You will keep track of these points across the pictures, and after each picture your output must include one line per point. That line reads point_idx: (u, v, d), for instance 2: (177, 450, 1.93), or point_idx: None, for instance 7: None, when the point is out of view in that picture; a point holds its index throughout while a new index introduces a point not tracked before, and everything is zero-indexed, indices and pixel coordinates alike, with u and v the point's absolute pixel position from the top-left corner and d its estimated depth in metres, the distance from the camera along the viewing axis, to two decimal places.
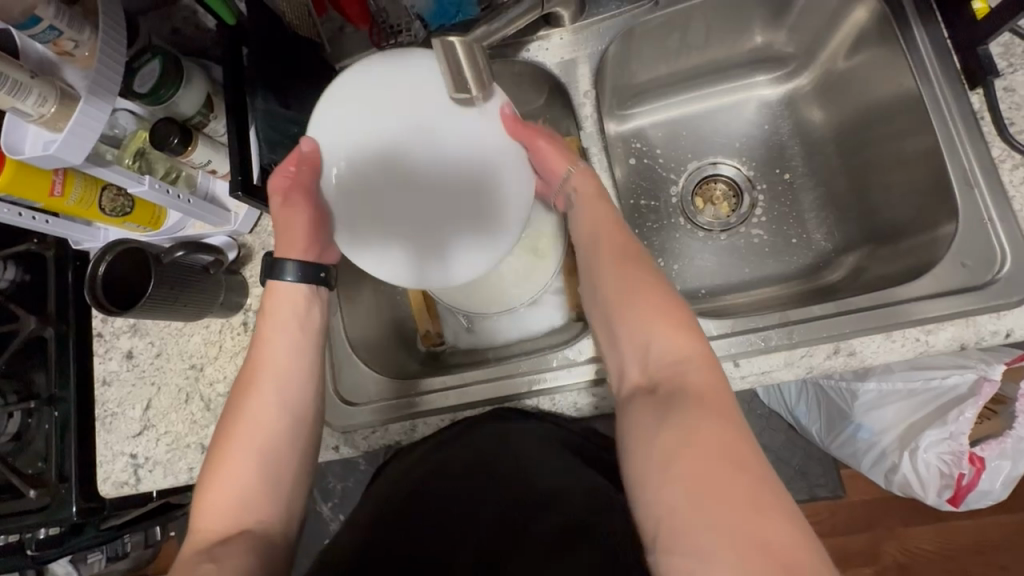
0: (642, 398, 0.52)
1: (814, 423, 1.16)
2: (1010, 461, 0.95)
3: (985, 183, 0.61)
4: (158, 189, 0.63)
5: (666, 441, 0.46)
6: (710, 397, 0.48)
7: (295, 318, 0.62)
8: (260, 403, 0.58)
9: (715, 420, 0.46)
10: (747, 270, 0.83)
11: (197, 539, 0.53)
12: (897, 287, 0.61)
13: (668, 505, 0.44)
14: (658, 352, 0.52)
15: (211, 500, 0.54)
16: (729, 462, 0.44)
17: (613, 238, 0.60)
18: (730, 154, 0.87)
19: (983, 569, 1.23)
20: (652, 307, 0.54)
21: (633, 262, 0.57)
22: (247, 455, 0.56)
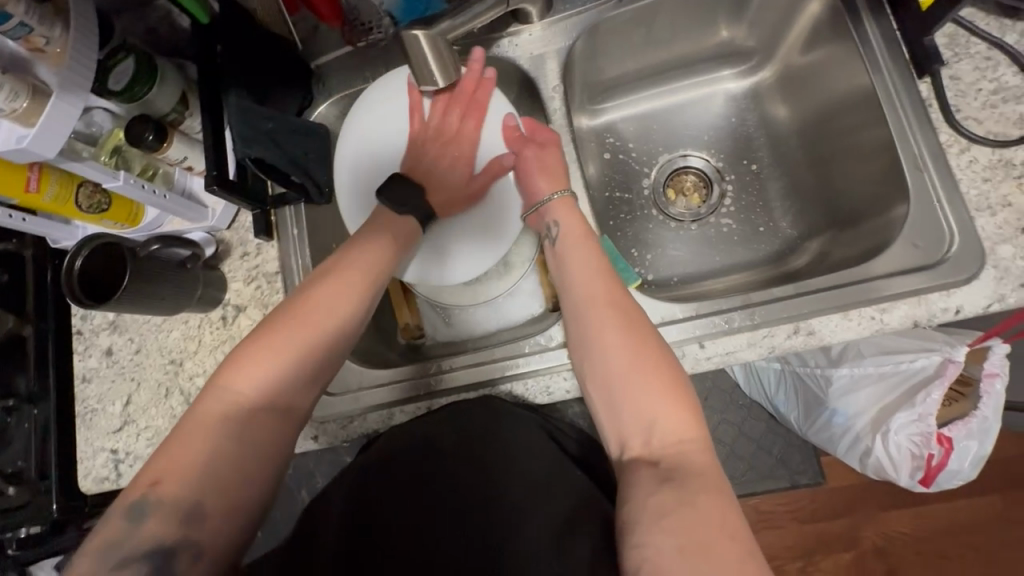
0: (644, 469, 0.53)
1: (793, 411, 1.18)
2: (977, 441, 0.98)
3: (934, 167, 0.63)
4: (133, 184, 0.64)
5: (663, 502, 0.49)
6: (707, 476, 0.51)
7: (375, 253, 0.66)
8: (330, 312, 0.60)
9: (714, 493, 0.49)
10: (718, 259, 0.85)
11: (223, 401, 0.55)
12: (874, 262, 0.63)
13: (659, 554, 0.46)
14: (661, 430, 0.54)
15: (248, 371, 0.56)
16: (723, 532, 0.47)
17: (618, 305, 0.61)
18: (699, 147, 0.90)
19: (960, 551, 1.26)
20: (654, 381, 0.56)
21: (640, 333, 0.59)
22: (301, 349, 0.58)
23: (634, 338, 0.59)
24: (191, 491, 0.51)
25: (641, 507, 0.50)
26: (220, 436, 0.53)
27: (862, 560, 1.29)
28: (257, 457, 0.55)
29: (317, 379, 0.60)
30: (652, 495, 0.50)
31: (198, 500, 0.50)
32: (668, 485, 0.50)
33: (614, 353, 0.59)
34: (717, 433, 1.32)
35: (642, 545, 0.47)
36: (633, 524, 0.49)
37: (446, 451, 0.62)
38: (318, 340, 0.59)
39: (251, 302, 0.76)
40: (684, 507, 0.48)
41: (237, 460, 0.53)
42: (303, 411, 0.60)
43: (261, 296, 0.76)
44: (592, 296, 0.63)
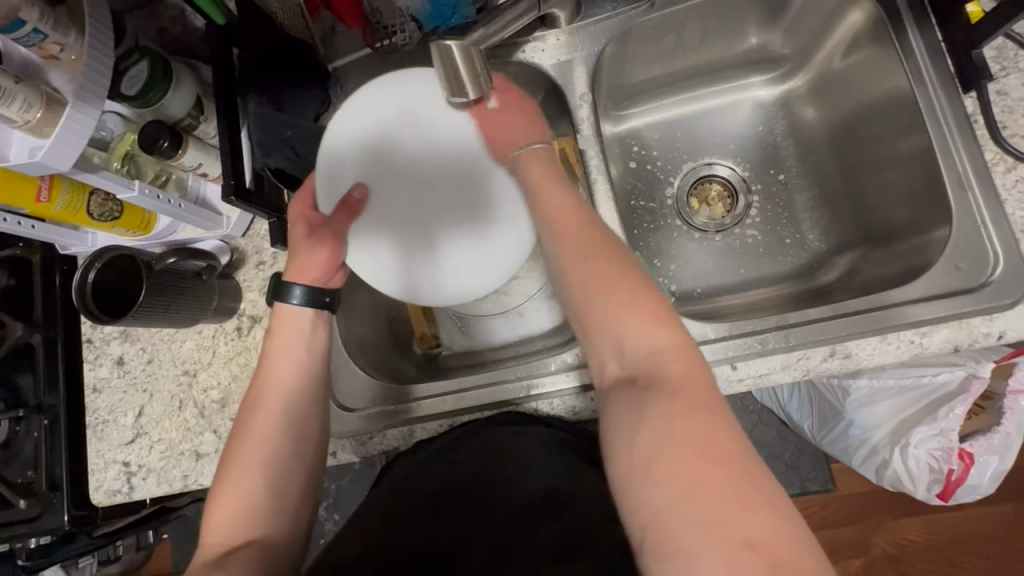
0: (622, 392, 0.48)
1: (806, 420, 1.17)
2: (997, 457, 0.97)
3: (979, 186, 0.61)
4: (148, 195, 0.62)
5: (646, 445, 0.43)
6: (688, 388, 0.45)
7: (299, 341, 0.62)
8: (270, 422, 0.59)
9: (695, 416, 0.43)
10: (743, 271, 0.83)
11: (203, 555, 0.53)
12: (891, 290, 0.61)
13: (653, 503, 0.41)
14: (633, 349, 0.49)
15: (213, 519, 0.55)
16: (709, 457, 0.41)
17: (584, 227, 0.55)
18: (725, 156, 0.88)
19: (972, 561, 1.24)
20: (627, 301, 0.50)
21: (598, 247, 0.53)
22: (251, 468, 0.56)
23: (600, 261, 0.52)
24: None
25: (623, 459, 0.44)
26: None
27: (871, 567, 1.28)
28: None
29: (285, 493, 0.57)
30: (633, 436, 0.44)
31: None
32: (646, 418, 0.44)
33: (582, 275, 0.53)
34: None
35: (637, 506, 0.42)
36: (620, 481, 0.44)
37: (463, 467, 0.62)
38: (266, 450, 0.58)
39: (267, 313, 0.74)
40: (666, 437, 0.42)
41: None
42: (292, 524, 0.57)
43: None
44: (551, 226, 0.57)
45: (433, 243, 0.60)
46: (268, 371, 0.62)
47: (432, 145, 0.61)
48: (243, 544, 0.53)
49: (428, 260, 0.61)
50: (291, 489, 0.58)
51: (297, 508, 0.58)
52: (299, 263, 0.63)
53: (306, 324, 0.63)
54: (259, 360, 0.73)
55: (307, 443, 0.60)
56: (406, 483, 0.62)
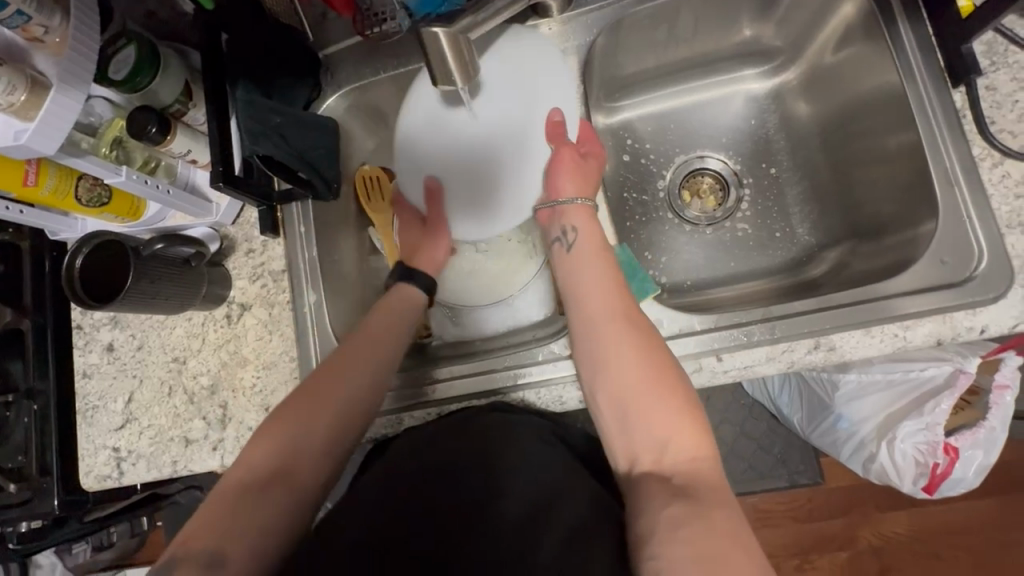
0: (656, 484, 0.50)
1: (796, 413, 1.17)
2: (982, 452, 0.98)
3: (965, 181, 0.62)
4: (136, 180, 0.62)
5: (673, 515, 0.46)
6: (721, 490, 0.48)
7: (396, 319, 0.67)
8: (353, 379, 0.61)
9: (728, 508, 0.46)
10: (732, 264, 0.83)
11: (235, 476, 0.55)
12: (879, 283, 0.62)
13: (672, 562, 0.43)
14: (673, 448, 0.51)
15: (263, 443, 0.56)
16: (735, 542, 0.44)
17: (631, 319, 0.58)
18: (717, 149, 0.88)
19: (957, 554, 1.26)
20: (670, 398, 0.53)
21: (649, 348, 0.56)
22: (323, 412, 0.59)
23: (646, 354, 0.56)
24: (210, 551, 0.50)
25: (653, 519, 0.47)
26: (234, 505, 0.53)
27: (857, 559, 1.29)
28: (267, 536, 0.52)
29: (336, 445, 0.59)
30: (663, 507, 0.47)
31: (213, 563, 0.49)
32: (680, 498, 0.47)
33: (630, 367, 0.55)
34: (718, 433, 1.31)
35: (656, 558, 0.44)
36: (648, 535, 0.46)
37: (465, 468, 0.58)
38: (340, 401, 0.60)
39: (256, 301, 0.74)
40: (697, 519, 0.45)
41: (252, 526, 0.52)
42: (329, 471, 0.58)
43: (267, 294, 0.74)
44: (598, 313, 0.59)
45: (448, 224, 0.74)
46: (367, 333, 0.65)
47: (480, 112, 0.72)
48: (278, 480, 0.55)
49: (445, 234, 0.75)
50: (342, 447, 0.59)
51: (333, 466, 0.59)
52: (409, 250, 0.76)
53: (409, 308, 0.69)
54: (249, 347, 0.73)
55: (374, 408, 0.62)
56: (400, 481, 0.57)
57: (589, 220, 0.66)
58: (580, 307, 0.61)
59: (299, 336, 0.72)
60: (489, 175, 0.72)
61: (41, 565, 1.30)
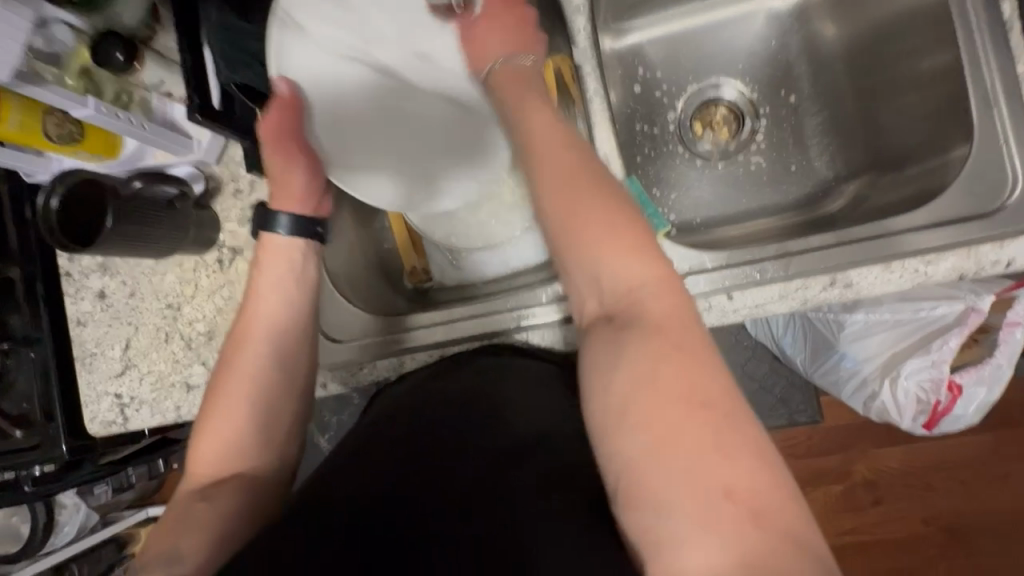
0: (602, 329, 0.45)
1: (800, 353, 1.14)
2: (985, 389, 0.98)
3: (1007, 103, 0.57)
4: (106, 113, 0.57)
5: (625, 395, 0.41)
6: (670, 329, 0.43)
7: (286, 274, 0.59)
8: (261, 366, 0.55)
9: (676, 351, 0.41)
10: (744, 200, 0.79)
11: (190, 481, 0.52)
12: (887, 218, 0.59)
13: (631, 464, 0.39)
14: (610, 280, 0.45)
15: (198, 448, 0.53)
16: (687, 403, 0.39)
17: (558, 155, 0.48)
18: (732, 75, 0.82)
19: (947, 486, 1.29)
20: (600, 227, 0.45)
21: (578, 171, 0.48)
22: (245, 401, 0.54)
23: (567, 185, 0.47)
24: (169, 546, 0.49)
25: (603, 408, 0.42)
26: (188, 515, 0.50)
27: (850, 493, 1.33)
28: (233, 520, 0.50)
29: (274, 422, 0.55)
30: (611, 383, 0.42)
31: (176, 555, 0.48)
32: (624, 361, 0.42)
33: (548, 192, 0.47)
34: None
35: (613, 454, 0.41)
36: (602, 431, 0.42)
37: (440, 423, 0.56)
38: (256, 382, 0.55)
39: (248, 245, 0.71)
40: (646, 388, 0.40)
41: (209, 520, 0.50)
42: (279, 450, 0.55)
43: None
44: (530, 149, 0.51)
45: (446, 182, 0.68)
46: (256, 305, 0.58)
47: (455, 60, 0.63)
48: (229, 473, 0.52)
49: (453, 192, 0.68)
50: (280, 423, 0.55)
51: (285, 440, 0.56)
52: (280, 192, 0.62)
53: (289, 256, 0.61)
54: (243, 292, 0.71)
55: (295, 372, 0.57)
56: (376, 433, 0.57)
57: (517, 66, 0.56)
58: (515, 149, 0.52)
59: None
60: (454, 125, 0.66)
61: (64, 505, 1.33)
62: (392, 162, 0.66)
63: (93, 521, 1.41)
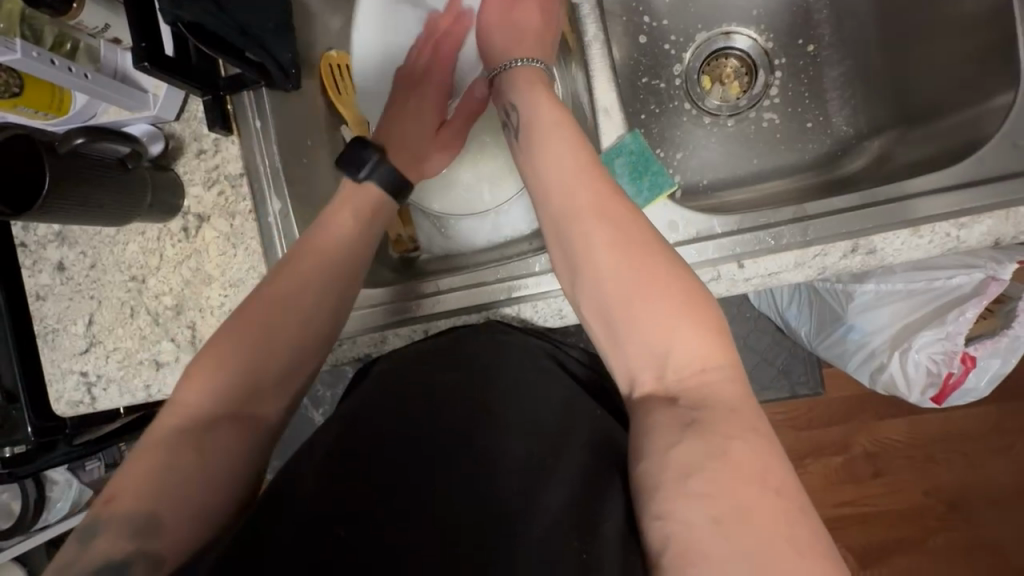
0: (663, 408, 0.42)
1: (804, 326, 1.08)
2: (1000, 360, 0.94)
3: None
4: (40, 59, 0.50)
5: (689, 457, 0.39)
6: (742, 412, 0.41)
7: (355, 224, 0.56)
8: (309, 306, 0.51)
9: (750, 435, 0.39)
10: (755, 161, 0.73)
11: (167, 420, 0.45)
12: (906, 179, 0.53)
13: (690, 527, 0.36)
14: (676, 359, 0.43)
15: (198, 379, 0.46)
16: (761, 487, 0.37)
17: (610, 215, 0.45)
18: (745, 22, 0.74)
19: (950, 457, 1.27)
20: (663, 299, 0.43)
21: (636, 231, 0.45)
22: (279, 340, 0.49)
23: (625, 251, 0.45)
24: (142, 512, 0.40)
25: (659, 466, 0.39)
26: (168, 453, 0.42)
27: (851, 464, 1.30)
28: (221, 471, 0.44)
29: (292, 374, 0.50)
30: (672, 447, 0.39)
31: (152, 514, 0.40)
32: (690, 432, 0.40)
33: (605, 261, 0.44)
34: None
35: (664, 517, 0.37)
36: (653, 488, 0.39)
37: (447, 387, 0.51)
38: (297, 317, 0.50)
39: (215, 211, 0.65)
40: (716, 461, 0.38)
41: (192, 476, 0.42)
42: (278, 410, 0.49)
43: (225, 203, 0.65)
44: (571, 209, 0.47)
45: None
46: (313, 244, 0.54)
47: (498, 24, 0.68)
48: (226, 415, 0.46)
49: None
50: (296, 380, 0.50)
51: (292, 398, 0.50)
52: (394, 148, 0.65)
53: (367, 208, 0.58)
54: (212, 263, 0.65)
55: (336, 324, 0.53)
56: (377, 400, 0.50)
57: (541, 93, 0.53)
58: (548, 202, 0.48)
59: (267, 249, 0.64)
60: None
61: None
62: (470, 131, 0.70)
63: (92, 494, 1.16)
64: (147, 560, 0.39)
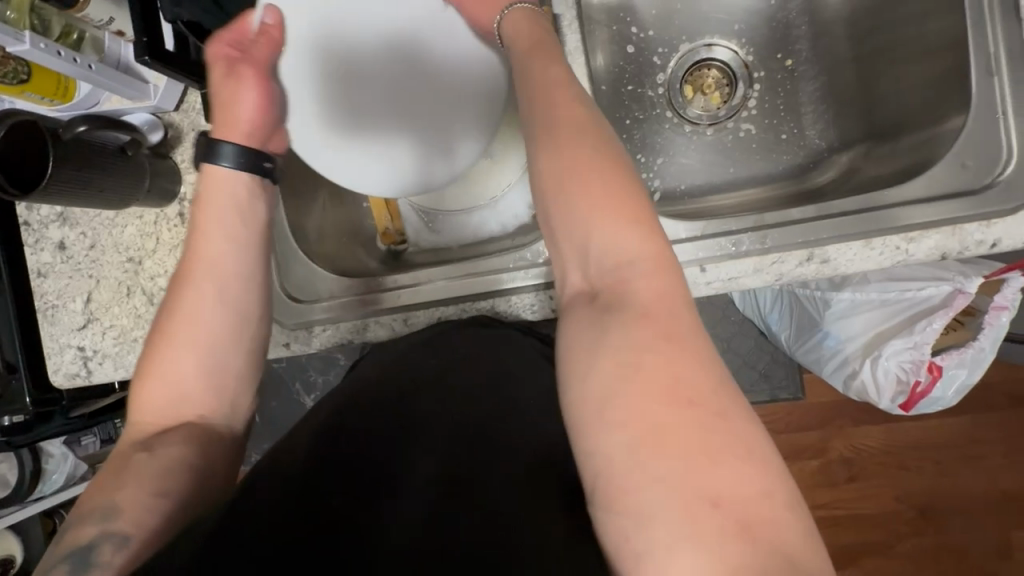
0: (584, 309, 0.42)
1: (784, 330, 1.13)
2: (965, 371, 0.97)
3: (1008, 70, 0.53)
4: (46, 51, 0.53)
5: (603, 386, 0.38)
6: (659, 317, 0.39)
7: (231, 209, 0.54)
8: (199, 300, 0.50)
9: (664, 347, 0.38)
10: (731, 170, 0.76)
11: (131, 434, 0.48)
12: (888, 189, 0.55)
13: (608, 458, 0.36)
14: (596, 255, 0.42)
15: (141, 395, 0.48)
16: (676, 403, 0.36)
17: (566, 121, 0.46)
18: (726, 35, 0.77)
19: (922, 465, 1.30)
20: (594, 196, 0.42)
21: (580, 134, 0.45)
22: (186, 346, 0.49)
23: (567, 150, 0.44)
24: (104, 503, 0.42)
25: (580, 399, 0.38)
26: (125, 468, 0.44)
27: (827, 467, 1.33)
28: (176, 480, 0.44)
29: (223, 367, 0.50)
30: (589, 376, 0.39)
31: (108, 511, 0.41)
32: (605, 352, 0.39)
33: (550, 158, 0.44)
34: None
35: (588, 454, 0.37)
36: (577, 421, 0.38)
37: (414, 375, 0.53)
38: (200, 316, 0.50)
39: None
40: (628, 382, 0.37)
41: (150, 471, 0.44)
42: (221, 406, 0.50)
43: None
44: (533, 108, 0.48)
45: (447, 152, 0.66)
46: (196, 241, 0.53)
47: (443, 40, 0.63)
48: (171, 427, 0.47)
49: (444, 161, 0.67)
50: (222, 370, 0.50)
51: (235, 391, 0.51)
52: (223, 118, 0.57)
53: (231, 190, 0.55)
54: None
55: (240, 312, 0.51)
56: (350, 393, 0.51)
57: (523, 22, 0.55)
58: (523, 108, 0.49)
59: None
60: (483, 104, 0.65)
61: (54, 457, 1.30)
62: (399, 139, 0.65)
63: (83, 470, 1.19)
64: (114, 538, 0.40)
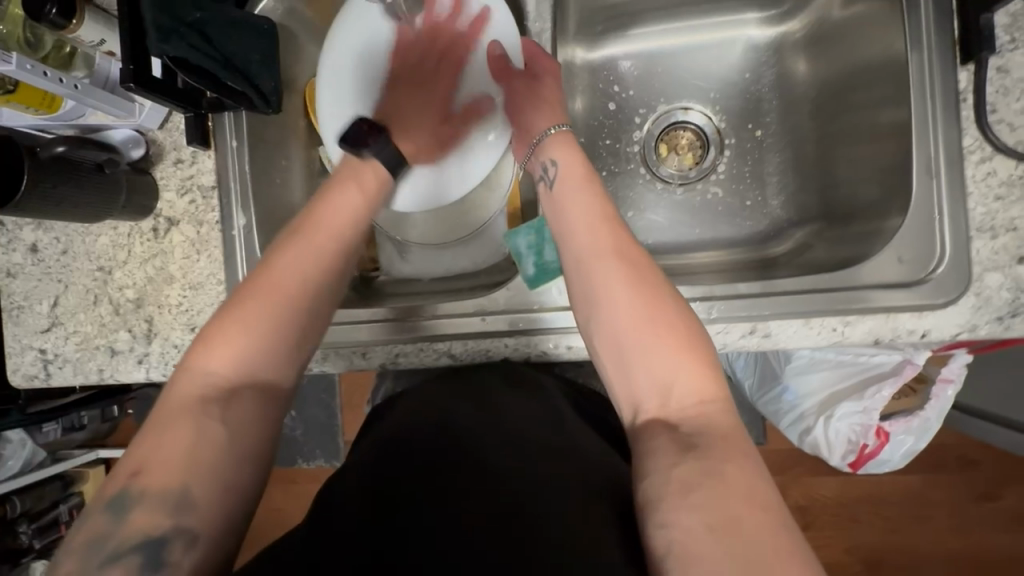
0: (663, 433, 0.46)
1: (748, 378, 1.13)
2: (913, 438, 1.00)
3: (946, 173, 0.57)
4: (32, 71, 0.54)
5: (687, 474, 0.42)
6: (734, 438, 0.45)
7: (353, 202, 0.57)
8: (313, 276, 0.52)
9: (741, 459, 0.43)
10: (696, 231, 0.79)
11: (191, 384, 0.47)
12: (860, 270, 0.58)
13: (685, 536, 0.39)
14: (680, 390, 0.48)
15: (216, 347, 0.48)
16: (750, 503, 0.40)
17: (633, 261, 0.53)
18: (702, 101, 0.81)
19: (873, 519, 1.33)
20: (667, 335, 0.49)
21: (649, 276, 0.52)
22: (283, 312, 0.50)
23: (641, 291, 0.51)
24: (175, 490, 0.42)
25: (661, 482, 0.43)
26: (196, 433, 0.44)
27: None
28: (247, 469, 0.45)
29: (303, 344, 0.51)
30: (673, 465, 0.43)
31: (183, 502, 0.42)
32: (690, 456, 0.43)
33: (625, 299, 0.51)
34: None
35: (666, 526, 0.40)
36: (653, 502, 0.42)
37: (464, 407, 0.56)
38: (302, 287, 0.51)
39: (184, 217, 0.70)
40: (709, 478, 0.41)
41: (224, 454, 0.44)
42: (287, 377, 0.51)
43: (194, 211, 0.69)
44: (598, 246, 0.55)
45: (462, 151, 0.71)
46: (321, 213, 0.55)
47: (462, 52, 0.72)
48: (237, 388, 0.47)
49: (457, 160, 0.71)
50: (304, 341, 0.51)
51: (306, 362, 0.53)
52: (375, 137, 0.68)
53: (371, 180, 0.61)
54: (176, 264, 0.70)
55: (334, 293, 0.54)
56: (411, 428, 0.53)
57: (568, 147, 0.63)
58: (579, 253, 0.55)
59: (227, 260, 0.69)
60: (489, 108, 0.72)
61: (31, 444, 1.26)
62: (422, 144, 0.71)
63: (40, 457, 1.22)
64: (183, 539, 0.41)
